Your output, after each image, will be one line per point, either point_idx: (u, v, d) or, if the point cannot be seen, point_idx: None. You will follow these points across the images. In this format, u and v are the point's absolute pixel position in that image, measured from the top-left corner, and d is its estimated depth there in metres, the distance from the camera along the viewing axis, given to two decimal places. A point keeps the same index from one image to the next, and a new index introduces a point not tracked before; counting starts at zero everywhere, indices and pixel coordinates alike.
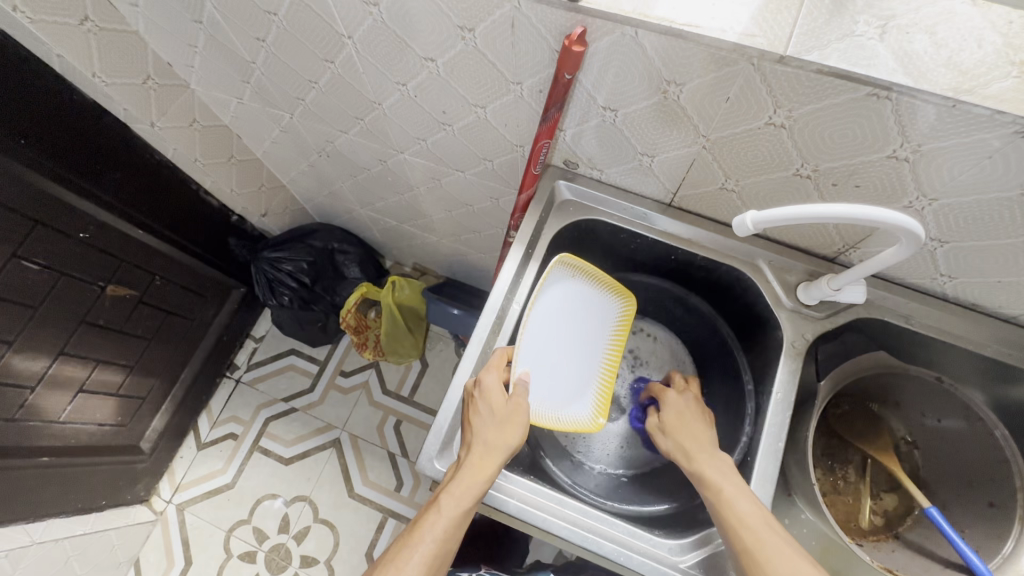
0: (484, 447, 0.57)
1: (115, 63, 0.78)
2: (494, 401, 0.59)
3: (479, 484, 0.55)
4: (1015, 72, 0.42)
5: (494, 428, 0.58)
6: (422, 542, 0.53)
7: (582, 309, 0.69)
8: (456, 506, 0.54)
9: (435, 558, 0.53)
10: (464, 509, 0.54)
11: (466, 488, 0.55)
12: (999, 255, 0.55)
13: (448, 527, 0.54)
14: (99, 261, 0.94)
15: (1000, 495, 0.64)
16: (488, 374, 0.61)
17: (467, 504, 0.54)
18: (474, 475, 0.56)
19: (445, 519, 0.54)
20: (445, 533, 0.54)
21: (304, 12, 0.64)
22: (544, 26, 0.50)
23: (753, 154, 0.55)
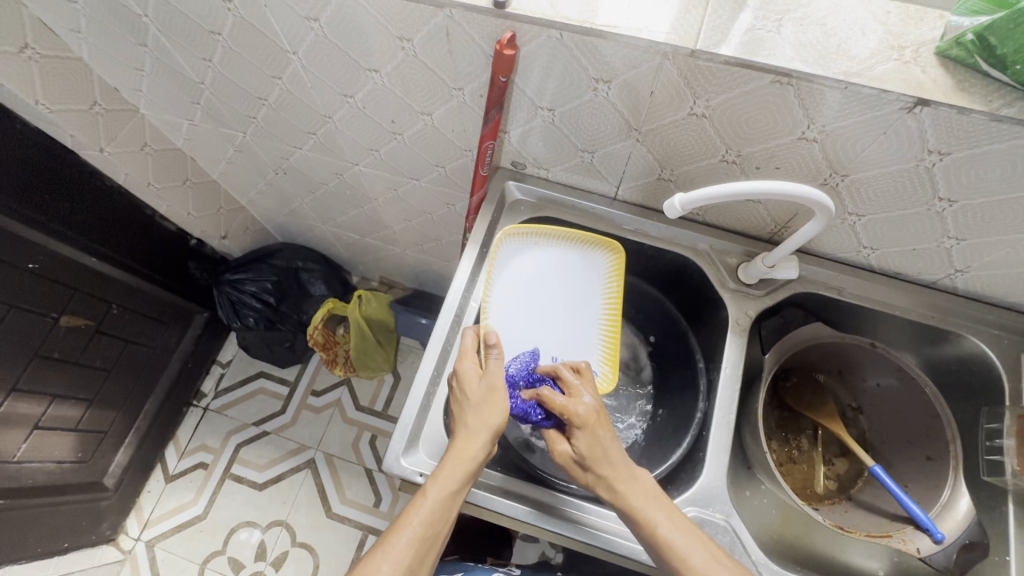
0: (469, 428, 0.57)
1: (60, 90, 0.78)
2: (474, 382, 0.59)
3: (463, 468, 0.55)
4: (895, 56, 0.47)
5: (477, 409, 0.58)
6: (409, 527, 0.53)
7: (555, 278, 0.71)
8: (442, 490, 0.54)
9: (422, 545, 0.53)
10: (451, 493, 0.54)
11: (451, 472, 0.55)
12: (909, 225, 0.60)
13: (433, 512, 0.54)
14: (51, 293, 0.92)
15: (935, 449, 0.70)
16: (466, 356, 0.61)
17: (454, 487, 0.54)
18: (459, 458, 0.55)
19: (431, 502, 0.54)
20: (431, 520, 0.53)
21: (248, 30, 0.66)
22: (476, 33, 0.54)
23: (682, 144, 0.59)
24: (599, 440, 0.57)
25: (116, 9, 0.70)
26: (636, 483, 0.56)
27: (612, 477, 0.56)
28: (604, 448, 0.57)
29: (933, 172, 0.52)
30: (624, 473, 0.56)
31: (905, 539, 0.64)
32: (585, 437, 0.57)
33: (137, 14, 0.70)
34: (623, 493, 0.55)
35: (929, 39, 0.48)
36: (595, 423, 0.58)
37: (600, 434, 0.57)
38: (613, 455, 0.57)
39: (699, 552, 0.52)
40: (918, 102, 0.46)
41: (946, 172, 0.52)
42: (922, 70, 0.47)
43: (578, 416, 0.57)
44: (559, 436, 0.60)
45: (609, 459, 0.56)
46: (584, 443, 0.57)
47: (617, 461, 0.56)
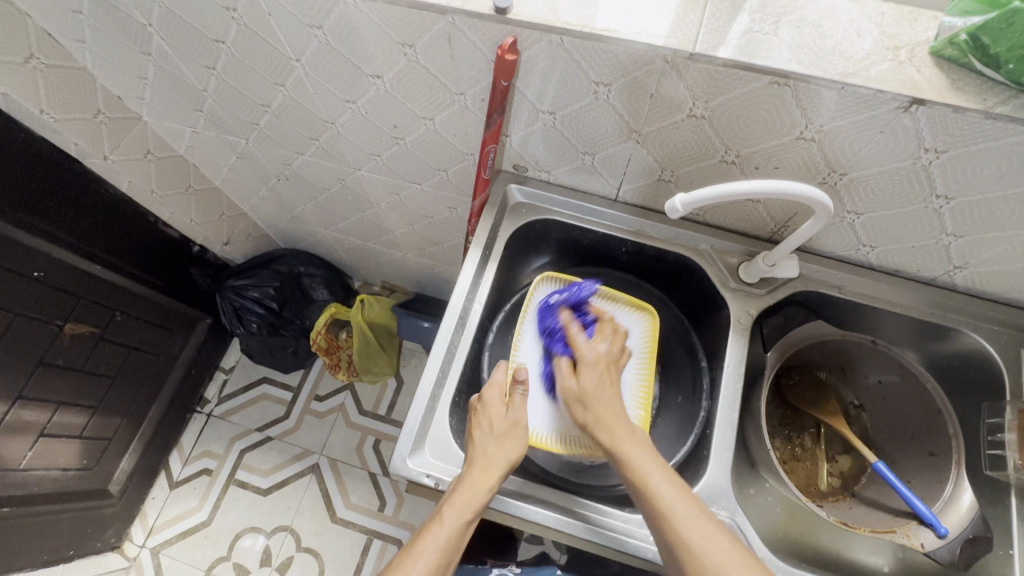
0: (486, 457, 0.58)
1: (65, 99, 0.79)
2: (497, 416, 0.61)
3: (479, 493, 0.56)
4: (890, 56, 0.48)
5: (497, 442, 0.59)
6: (424, 553, 0.52)
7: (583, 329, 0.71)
8: (459, 516, 0.54)
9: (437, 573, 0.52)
10: (466, 520, 0.55)
11: (468, 499, 0.55)
12: (907, 222, 0.61)
13: (448, 536, 0.54)
14: (56, 300, 0.93)
15: (937, 444, 0.70)
16: (492, 391, 0.63)
17: (469, 514, 0.55)
18: (475, 485, 0.56)
19: (447, 528, 0.54)
20: (445, 545, 0.53)
21: (251, 38, 0.67)
22: (477, 38, 0.55)
23: (681, 145, 0.60)
24: (604, 384, 0.60)
25: (121, 18, 0.71)
26: (632, 442, 0.56)
27: (606, 431, 0.57)
28: (603, 392, 0.60)
29: (930, 169, 0.53)
30: (620, 432, 0.57)
31: (910, 534, 0.65)
32: (591, 373, 0.61)
33: (142, 24, 0.71)
34: (617, 450, 0.56)
35: (923, 40, 0.49)
36: (603, 366, 0.62)
37: (605, 379, 0.61)
38: (612, 409, 0.59)
39: (688, 509, 0.51)
40: (914, 102, 0.47)
41: (943, 169, 0.52)
42: (917, 70, 0.47)
43: (588, 357, 0.62)
44: (569, 372, 0.62)
45: (607, 407, 0.59)
46: (586, 377, 0.61)
47: (615, 412, 0.59)
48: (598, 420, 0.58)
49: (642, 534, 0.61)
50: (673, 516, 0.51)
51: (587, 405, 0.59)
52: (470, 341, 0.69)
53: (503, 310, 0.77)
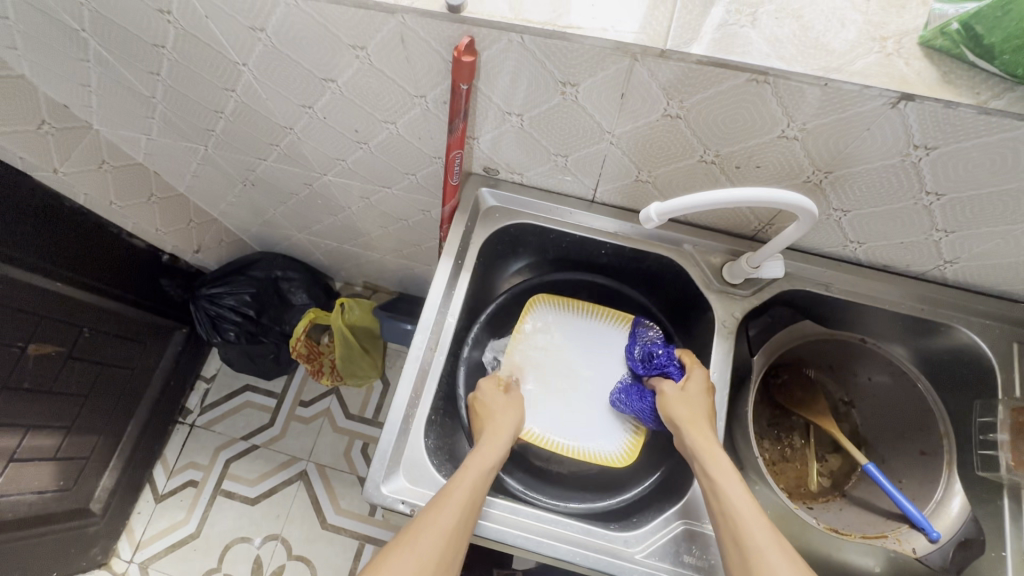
0: (499, 420, 0.62)
1: (2, 110, 0.73)
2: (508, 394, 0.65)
3: (496, 448, 0.59)
4: (877, 48, 0.44)
5: (509, 405, 0.64)
6: (444, 509, 0.52)
7: (586, 340, 0.72)
8: (484, 463, 0.57)
9: (463, 521, 0.52)
10: (489, 468, 0.57)
11: (488, 450, 0.58)
12: (896, 219, 0.58)
13: (479, 476, 0.55)
14: (15, 321, 0.88)
15: (928, 443, 0.69)
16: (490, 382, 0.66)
17: (493, 462, 0.58)
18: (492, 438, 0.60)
19: (472, 474, 0.55)
20: (478, 489, 0.55)
21: (193, 42, 0.62)
22: (432, 39, 0.50)
23: (658, 146, 0.57)
24: (694, 402, 0.60)
25: (52, 23, 0.65)
26: (718, 452, 0.55)
27: (698, 432, 0.57)
28: (701, 401, 0.60)
29: (919, 167, 0.50)
30: (709, 438, 0.57)
31: (900, 539, 0.63)
32: (696, 387, 0.61)
33: (75, 29, 0.66)
34: (706, 456, 0.55)
35: (912, 28, 0.45)
36: (707, 392, 0.61)
37: (702, 403, 0.60)
38: (703, 415, 0.59)
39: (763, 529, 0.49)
40: (902, 97, 0.43)
41: (933, 165, 0.49)
42: (905, 63, 0.44)
43: (694, 376, 0.62)
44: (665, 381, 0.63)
45: (699, 416, 0.59)
46: (683, 396, 0.61)
47: (705, 419, 0.58)
48: (693, 428, 0.57)
49: (628, 553, 0.59)
50: (748, 538, 0.49)
51: (683, 415, 0.59)
52: (444, 356, 0.66)
53: (479, 320, 0.74)
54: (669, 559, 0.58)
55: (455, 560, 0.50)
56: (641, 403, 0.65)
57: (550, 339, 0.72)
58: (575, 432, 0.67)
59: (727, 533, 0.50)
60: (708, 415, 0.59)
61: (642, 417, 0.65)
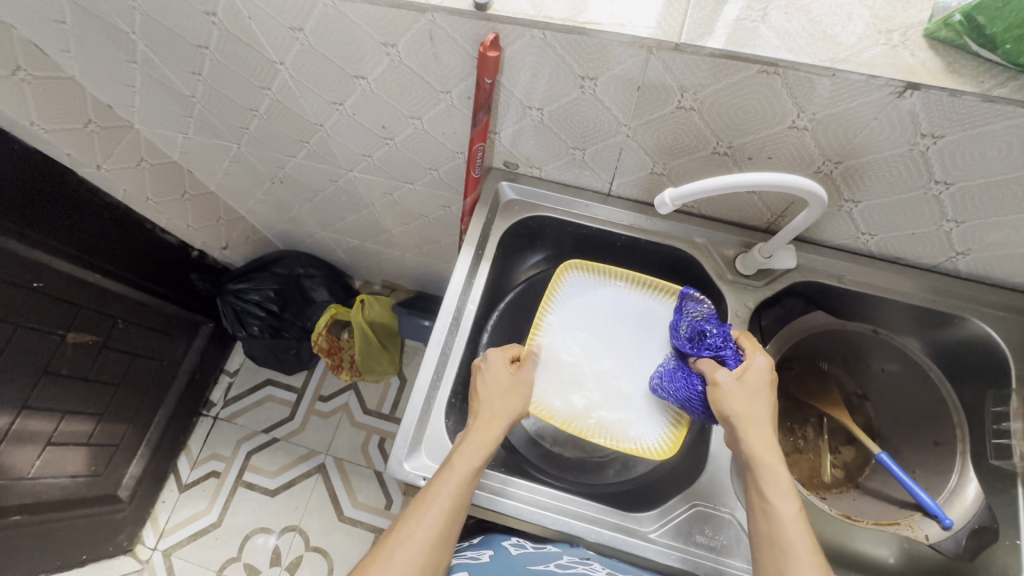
0: (491, 410, 0.58)
1: (54, 109, 0.78)
2: (507, 375, 0.61)
3: (489, 435, 0.57)
4: (883, 41, 0.46)
5: (507, 391, 0.60)
6: (436, 501, 0.53)
7: (620, 318, 0.69)
8: (467, 466, 0.55)
9: (454, 511, 0.53)
10: (481, 458, 0.56)
11: (473, 451, 0.56)
12: (906, 209, 0.59)
13: (470, 467, 0.55)
14: (56, 310, 0.93)
15: (942, 433, 0.69)
16: (499, 352, 0.63)
17: (478, 463, 0.56)
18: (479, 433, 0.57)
19: (463, 465, 0.55)
20: (468, 479, 0.55)
21: (235, 43, 0.66)
22: (460, 36, 0.54)
23: (673, 138, 0.59)
24: (754, 399, 0.55)
25: (103, 26, 0.70)
26: (777, 465, 0.52)
27: (757, 438, 0.53)
28: (761, 398, 0.55)
29: (927, 156, 0.52)
30: (767, 445, 0.53)
31: (913, 526, 0.64)
32: (758, 380, 0.56)
33: (126, 32, 0.71)
34: (761, 469, 0.52)
35: (917, 21, 0.47)
36: (766, 387, 0.56)
37: (762, 399, 0.55)
38: (761, 416, 0.54)
39: (810, 555, 0.47)
40: (907, 87, 0.45)
41: (941, 154, 0.51)
42: (911, 53, 0.46)
43: (756, 364, 0.57)
44: (718, 366, 0.57)
45: (758, 416, 0.54)
46: (743, 391, 0.55)
47: (764, 422, 0.54)
48: (752, 433, 0.53)
49: (642, 532, 0.60)
50: (792, 565, 0.47)
51: (743, 415, 0.54)
52: (464, 341, 0.69)
53: (497, 309, 0.76)
54: (682, 539, 0.60)
55: (449, 544, 0.53)
56: (687, 388, 0.58)
57: (584, 313, 0.69)
58: (609, 413, 0.64)
59: (770, 552, 0.48)
60: (767, 415, 0.54)
61: (686, 405, 0.59)
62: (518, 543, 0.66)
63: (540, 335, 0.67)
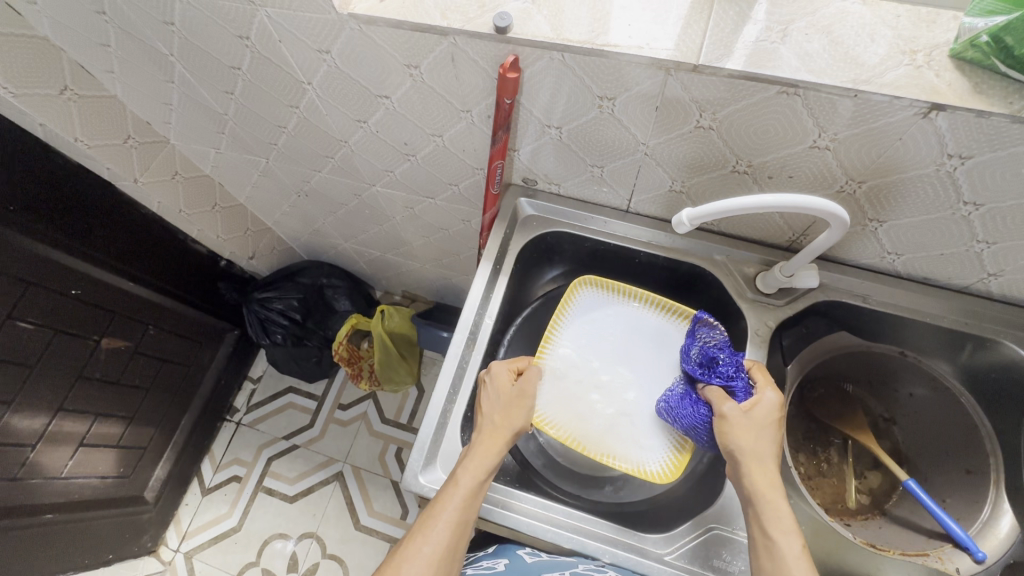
0: (494, 423, 0.59)
1: (96, 127, 0.82)
2: (507, 386, 0.61)
3: (493, 448, 0.57)
4: (906, 61, 0.46)
5: (511, 403, 0.60)
6: (443, 515, 0.53)
7: (628, 336, 0.68)
8: (473, 479, 0.55)
9: (461, 525, 0.54)
10: (486, 471, 0.56)
11: (477, 463, 0.56)
12: (935, 229, 0.58)
13: (475, 480, 0.55)
14: (92, 316, 0.97)
15: (974, 462, 0.67)
16: (503, 365, 0.63)
17: (483, 475, 0.56)
18: (482, 446, 0.57)
19: (468, 479, 0.55)
20: (473, 493, 0.55)
21: (266, 65, 0.69)
22: (480, 58, 0.55)
23: (691, 157, 0.59)
24: (758, 434, 0.54)
25: (143, 48, 0.74)
26: (778, 499, 0.51)
27: (762, 473, 0.52)
28: (766, 433, 0.54)
29: (955, 176, 0.50)
30: (770, 481, 0.52)
31: (943, 558, 0.61)
32: (764, 414, 0.55)
33: (164, 53, 0.74)
34: (762, 503, 0.51)
35: (942, 42, 0.46)
36: (774, 422, 0.55)
37: (768, 433, 0.54)
38: (765, 452, 0.53)
39: None
40: (933, 107, 0.45)
41: (969, 174, 0.50)
42: (936, 74, 0.45)
43: (765, 400, 0.56)
44: (726, 398, 0.57)
45: (761, 450, 0.53)
46: (747, 424, 0.54)
47: (769, 458, 0.53)
48: (755, 467, 0.52)
49: (656, 554, 0.59)
50: None
51: (747, 449, 0.53)
52: (480, 356, 0.69)
53: (515, 324, 0.77)
54: (697, 563, 0.59)
55: (456, 559, 0.53)
56: (693, 415, 0.58)
57: (595, 331, 0.69)
58: (614, 432, 0.63)
59: None
60: (772, 450, 0.54)
61: (691, 431, 0.59)
62: (533, 552, 0.65)
63: (546, 348, 0.68)
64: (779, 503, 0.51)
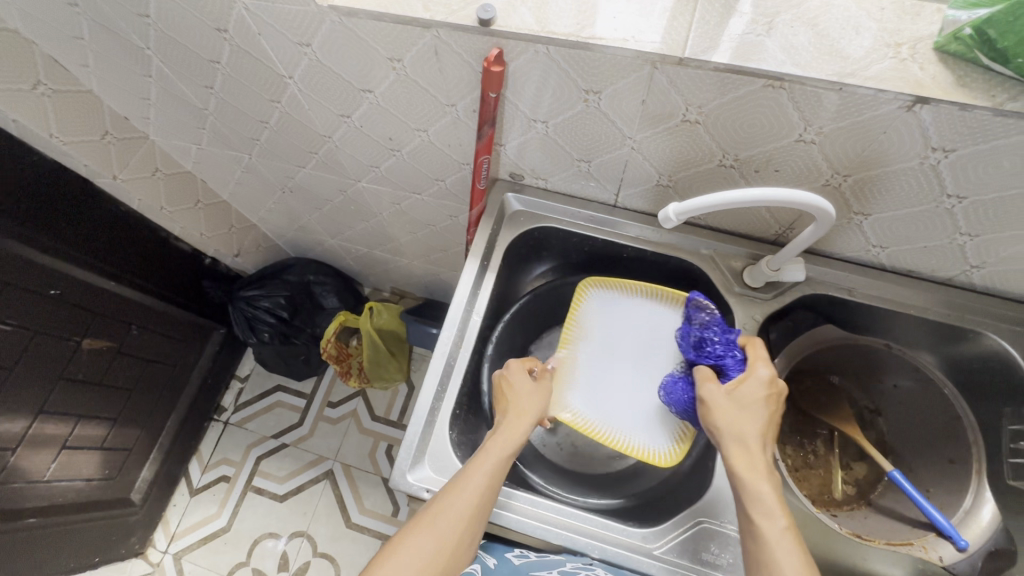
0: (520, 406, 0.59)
1: (72, 122, 0.80)
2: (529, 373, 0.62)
3: (518, 430, 0.57)
4: (891, 54, 0.46)
5: (535, 389, 0.61)
6: (463, 492, 0.52)
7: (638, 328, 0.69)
8: (496, 457, 0.55)
9: (481, 504, 0.52)
10: (511, 451, 0.56)
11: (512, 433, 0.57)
12: (919, 222, 0.58)
13: (498, 460, 0.55)
14: (73, 316, 0.95)
15: (957, 451, 0.68)
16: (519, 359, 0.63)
17: (507, 456, 0.55)
18: (515, 419, 0.58)
19: (491, 457, 0.54)
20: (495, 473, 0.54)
21: (245, 58, 0.67)
22: (464, 51, 0.54)
23: (678, 150, 0.59)
24: (743, 415, 0.53)
25: (118, 41, 0.71)
26: (761, 480, 0.50)
27: (742, 456, 0.51)
28: (751, 413, 0.53)
29: (938, 169, 0.50)
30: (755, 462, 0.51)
31: (927, 547, 0.62)
32: (751, 391, 0.54)
33: (140, 47, 0.72)
34: (744, 486, 0.50)
35: (926, 35, 0.46)
36: (762, 400, 0.54)
37: (756, 412, 0.53)
38: (748, 431, 0.52)
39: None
40: (917, 101, 0.45)
41: (952, 167, 0.50)
42: (920, 67, 0.45)
43: (754, 378, 0.55)
44: (712, 381, 0.57)
45: (745, 431, 0.52)
46: (727, 406, 0.54)
47: (751, 438, 0.52)
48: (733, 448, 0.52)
49: (646, 548, 0.60)
50: None
51: (727, 431, 0.53)
52: (469, 353, 0.69)
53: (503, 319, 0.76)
54: (687, 557, 0.59)
55: (474, 541, 0.51)
56: (681, 396, 0.60)
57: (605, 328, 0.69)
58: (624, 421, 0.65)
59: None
60: (759, 429, 0.53)
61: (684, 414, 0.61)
62: (522, 552, 0.63)
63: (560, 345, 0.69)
64: (762, 485, 0.50)
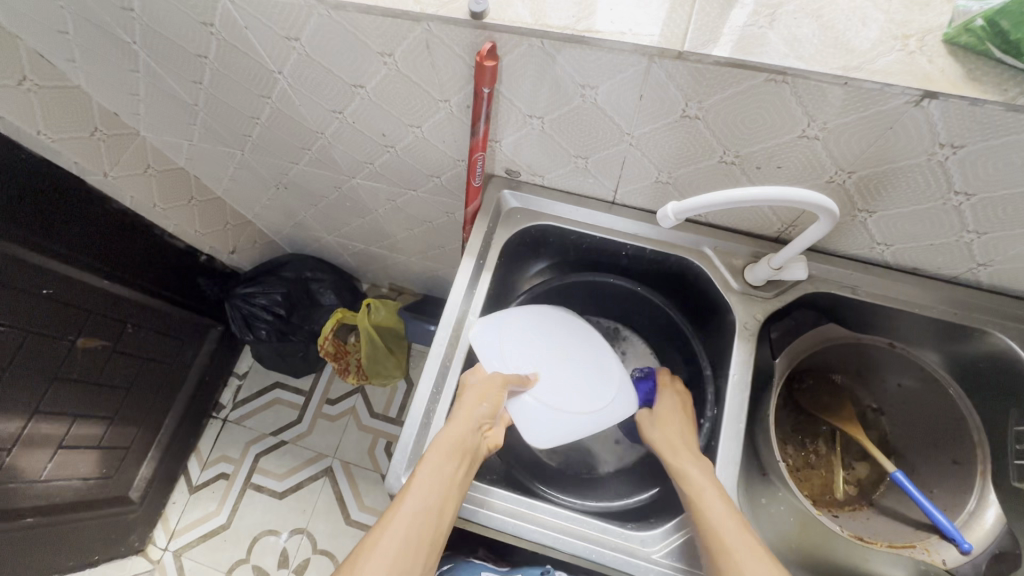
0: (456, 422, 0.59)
1: (59, 119, 0.78)
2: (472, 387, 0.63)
3: (452, 441, 0.57)
4: (898, 46, 0.44)
5: (473, 403, 0.61)
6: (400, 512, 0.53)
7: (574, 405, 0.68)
8: (429, 470, 0.55)
9: (422, 517, 0.52)
10: (446, 462, 0.56)
11: (454, 437, 0.58)
12: (925, 220, 0.56)
13: (432, 471, 0.55)
14: (66, 315, 0.93)
15: (960, 453, 0.67)
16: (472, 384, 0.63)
17: (442, 470, 0.55)
18: (462, 424, 0.59)
19: (425, 470, 0.55)
20: (433, 486, 0.54)
21: (233, 52, 0.66)
22: (456, 44, 0.52)
23: (677, 146, 0.57)
24: (669, 422, 0.64)
25: (104, 36, 0.70)
26: (689, 463, 0.59)
27: (671, 453, 0.61)
28: (675, 423, 0.64)
29: (946, 165, 0.49)
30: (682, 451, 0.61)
31: (929, 550, 0.61)
32: (671, 406, 0.66)
33: (127, 41, 0.71)
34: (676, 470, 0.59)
35: (936, 26, 0.45)
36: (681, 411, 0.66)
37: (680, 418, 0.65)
38: (673, 431, 0.63)
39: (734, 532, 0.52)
40: (925, 95, 0.43)
41: (961, 163, 0.48)
42: (929, 60, 0.43)
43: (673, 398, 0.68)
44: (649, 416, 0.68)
45: (671, 433, 0.63)
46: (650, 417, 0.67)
47: (680, 441, 0.62)
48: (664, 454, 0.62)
49: (645, 553, 0.59)
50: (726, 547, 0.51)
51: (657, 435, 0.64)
52: (464, 354, 0.68)
53: None
54: (686, 562, 0.58)
55: (421, 549, 0.51)
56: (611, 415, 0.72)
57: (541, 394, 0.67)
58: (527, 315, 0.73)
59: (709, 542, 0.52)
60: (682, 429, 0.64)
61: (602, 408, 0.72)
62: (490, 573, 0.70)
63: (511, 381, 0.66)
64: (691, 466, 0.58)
